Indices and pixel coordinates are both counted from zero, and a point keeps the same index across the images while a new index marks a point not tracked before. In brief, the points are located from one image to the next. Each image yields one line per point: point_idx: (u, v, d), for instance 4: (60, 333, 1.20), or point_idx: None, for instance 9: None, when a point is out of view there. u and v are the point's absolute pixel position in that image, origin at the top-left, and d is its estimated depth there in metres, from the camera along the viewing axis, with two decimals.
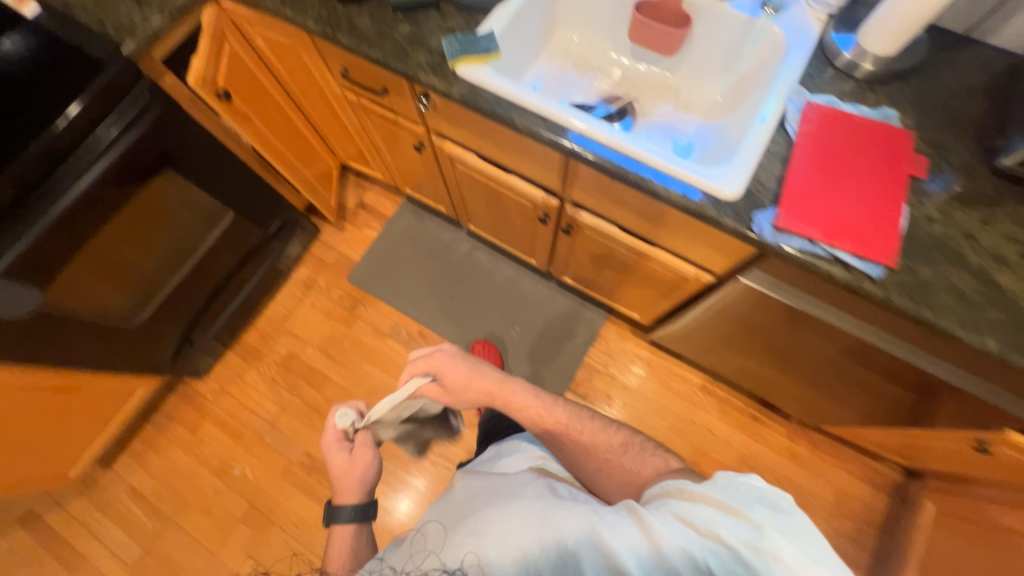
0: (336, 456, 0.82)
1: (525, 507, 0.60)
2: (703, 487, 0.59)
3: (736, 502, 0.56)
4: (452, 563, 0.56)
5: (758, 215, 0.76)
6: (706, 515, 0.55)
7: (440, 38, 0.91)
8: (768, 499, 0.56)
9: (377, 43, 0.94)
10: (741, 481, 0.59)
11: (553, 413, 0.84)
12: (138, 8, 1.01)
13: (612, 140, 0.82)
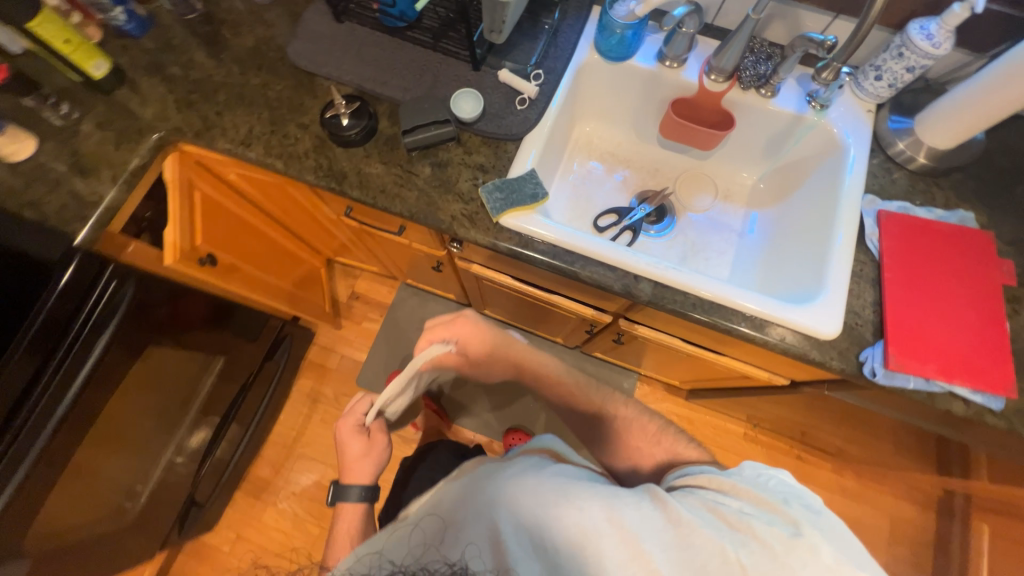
0: (353, 440, 0.79)
1: (558, 501, 0.53)
2: (730, 477, 0.61)
3: (771, 498, 0.56)
4: (453, 557, 0.50)
5: (865, 353, 0.71)
6: (740, 509, 0.56)
7: (477, 184, 0.78)
8: (797, 494, 0.57)
9: (397, 193, 0.80)
10: (769, 477, 0.60)
11: (583, 393, 0.83)
12: (84, 180, 0.81)
13: (693, 287, 0.74)
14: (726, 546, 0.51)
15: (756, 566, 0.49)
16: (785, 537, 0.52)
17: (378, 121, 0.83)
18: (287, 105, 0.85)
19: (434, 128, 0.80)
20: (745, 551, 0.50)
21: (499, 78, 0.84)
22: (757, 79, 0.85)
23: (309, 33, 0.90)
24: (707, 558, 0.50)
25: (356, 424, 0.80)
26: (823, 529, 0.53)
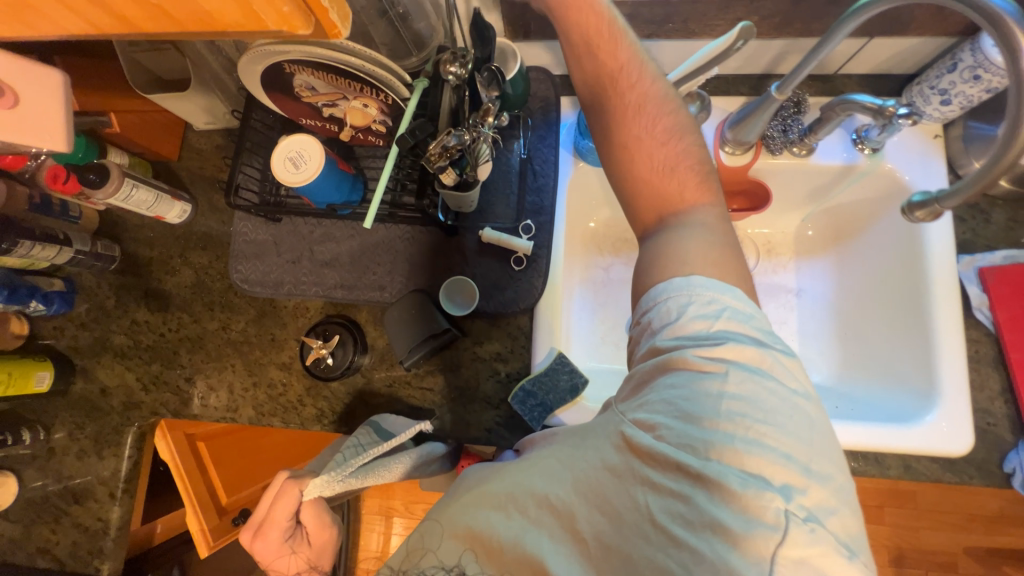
0: (280, 558, 0.63)
1: (490, 508, 0.45)
2: (675, 351, 0.46)
3: (707, 371, 0.43)
4: None
5: (1009, 460, 0.60)
6: (666, 408, 0.43)
7: (511, 390, 0.66)
8: (742, 355, 0.44)
9: (417, 418, 0.69)
10: (711, 299, 0.46)
11: (644, 89, 0.54)
12: (84, 507, 0.72)
13: None
14: (638, 487, 0.42)
15: (696, 514, 0.39)
16: (716, 447, 0.41)
17: (366, 335, 0.71)
18: (259, 345, 0.73)
19: (429, 342, 0.67)
20: (666, 490, 0.41)
21: (483, 240, 0.70)
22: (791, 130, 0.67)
23: (247, 247, 0.75)
24: (629, 514, 0.41)
25: (275, 539, 0.62)
26: (756, 407, 0.41)
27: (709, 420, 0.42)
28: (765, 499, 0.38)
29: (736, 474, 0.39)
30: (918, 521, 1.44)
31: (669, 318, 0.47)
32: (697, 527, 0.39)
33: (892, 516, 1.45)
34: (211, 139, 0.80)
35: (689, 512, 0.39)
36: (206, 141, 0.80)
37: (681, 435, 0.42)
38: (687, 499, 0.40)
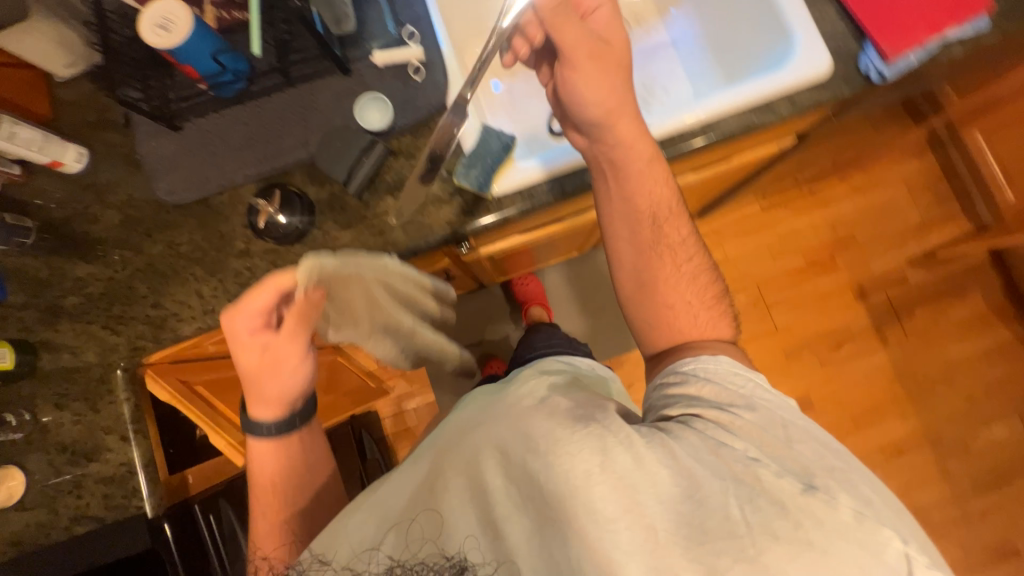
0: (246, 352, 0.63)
1: (536, 447, 0.50)
2: (736, 411, 0.57)
3: (763, 416, 0.56)
4: (448, 551, 0.48)
5: (863, 62, 0.72)
6: (748, 447, 0.53)
7: (449, 175, 0.72)
8: (761, 401, 0.59)
9: (384, 241, 0.73)
10: (737, 374, 0.61)
11: (674, 221, 0.68)
12: (101, 461, 0.71)
13: (680, 121, 0.72)
14: (736, 498, 0.48)
15: (807, 537, 0.45)
16: (765, 457, 0.52)
17: (309, 193, 0.73)
18: (212, 246, 0.74)
19: (365, 154, 0.71)
20: (724, 481, 0.49)
21: (377, 65, 0.74)
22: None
23: (160, 164, 0.75)
24: (730, 534, 0.46)
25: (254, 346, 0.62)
26: (828, 456, 0.52)
27: (757, 435, 0.55)
28: (795, 495, 0.48)
29: (779, 474, 0.50)
30: (863, 257, 1.64)
31: (707, 368, 0.62)
32: (760, 513, 0.47)
33: (842, 261, 1.64)
34: (80, 88, 0.78)
35: (797, 542, 0.45)
36: (75, 90, 0.78)
37: (732, 442, 0.54)
38: (751, 491, 0.48)
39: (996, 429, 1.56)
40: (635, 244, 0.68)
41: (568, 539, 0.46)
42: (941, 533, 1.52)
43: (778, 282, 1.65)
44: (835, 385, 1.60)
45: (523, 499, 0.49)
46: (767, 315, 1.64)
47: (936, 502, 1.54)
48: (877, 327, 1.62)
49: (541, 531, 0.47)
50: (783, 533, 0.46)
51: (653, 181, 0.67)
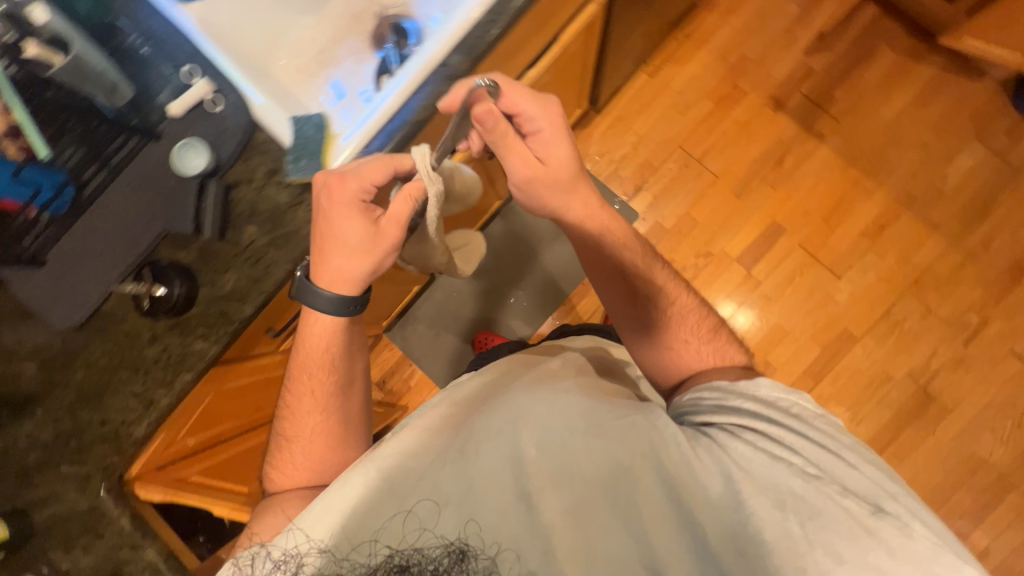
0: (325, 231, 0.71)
1: (587, 432, 0.66)
2: (785, 422, 0.66)
3: (820, 434, 0.65)
4: (450, 534, 0.61)
5: None
6: (807, 462, 0.63)
7: (287, 174, 0.73)
8: (830, 425, 0.67)
9: (263, 265, 0.75)
10: (784, 395, 0.69)
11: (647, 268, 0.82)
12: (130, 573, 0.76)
13: (467, 19, 0.74)
14: (794, 514, 0.59)
15: (854, 555, 0.56)
16: (807, 461, 0.63)
17: (177, 259, 0.75)
18: (121, 348, 0.76)
19: (203, 195, 0.73)
20: (768, 489, 0.60)
21: (178, 115, 0.75)
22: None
23: (37, 301, 0.77)
24: (788, 544, 0.57)
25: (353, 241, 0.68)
26: (881, 484, 0.61)
27: (812, 437, 0.65)
28: (846, 514, 0.58)
29: (842, 494, 0.60)
30: (762, 70, 1.62)
31: (770, 390, 0.70)
32: (791, 504, 0.59)
33: (746, 83, 1.63)
34: None
35: (837, 553, 0.56)
36: None
37: (780, 453, 0.64)
38: (790, 492, 0.60)
39: (961, 162, 1.54)
40: (623, 298, 0.82)
41: (592, 529, 0.61)
42: (954, 281, 1.52)
43: (697, 133, 1.64)
44: (795, 198, 1.59)
45: (562, 487, 0.63)
46: (703, 168, 1.62)
47: (937, 256, 1.53)
48: (807, 127, 1.60)
49: (565, 515, 0.61)
50: (795, 523, 0.58)
51: (608, 240, 0.81)
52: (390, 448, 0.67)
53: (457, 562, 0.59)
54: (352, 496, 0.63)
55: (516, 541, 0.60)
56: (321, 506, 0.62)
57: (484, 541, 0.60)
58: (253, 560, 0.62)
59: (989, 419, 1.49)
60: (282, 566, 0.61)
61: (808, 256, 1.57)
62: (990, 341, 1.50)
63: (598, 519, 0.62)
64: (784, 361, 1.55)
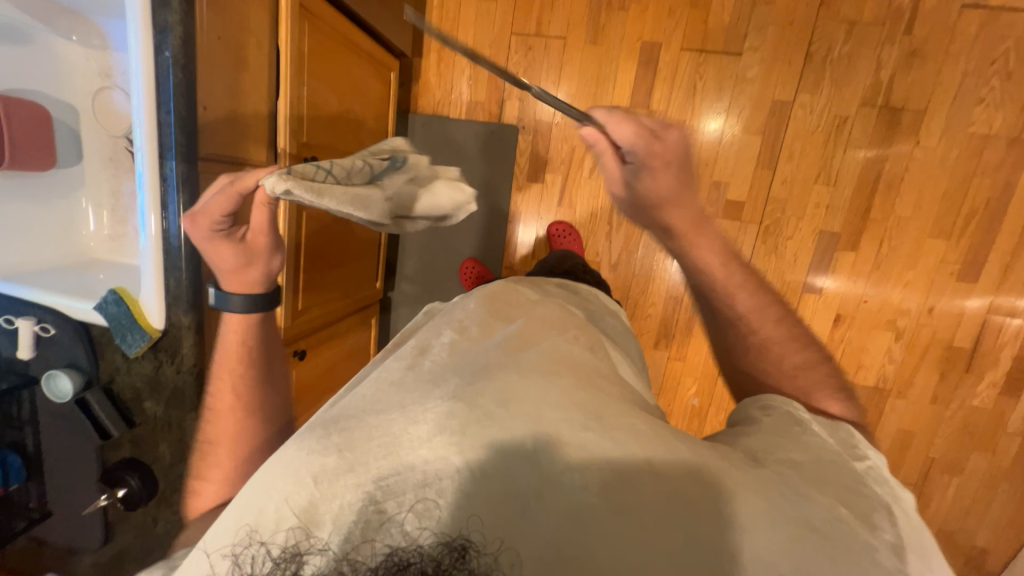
0: (216, 251, 0.70)
1: (589, 425, 0.52)
2: (834, 451, 0.55)
3: (873, 478, 0.53)
4: (440, 526, 0.46)
5: None
6: (861, 496, 0.50)
7: (127, 353, 0.78)
8: (885, 484, 0.52)
9: (175, 427, 0.83)
10: (834, 431, 0.58)
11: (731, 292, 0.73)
12: None
13: (148, 127, 0.70)
14: (853, 535, 0.45)
15: None
16: (836, 496, 0.49)
17: (118, 460, 0.85)
18: (141, 538, 0.90)
19: (90, 407, 0.80)
20: (792, 518, 0.46)
21: (33, 357, 0.82)
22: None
23: (68, 541, 0.92)
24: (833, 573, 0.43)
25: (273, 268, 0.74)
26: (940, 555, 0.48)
27: (852, 479, 0.51)
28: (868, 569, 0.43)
29: (867, 544, 0.45)
30: None
31: (808, 425, 0.58)
32: (811, 541, 0.44)
33: None
34: (10, 556, 0.98)
35: None
36: (11, 560, 0.98)
37: (810, 488, 0.49)
38: (833, 529, 0.45)
39: None
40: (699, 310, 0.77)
41: (622, 507, 0.47)
42: None
43: (518, 9, 1.47)
44: (653, 5, 1.40)
45: (564, 484, 0.48)
46: (547, 39, 1.47)
47: None
48: None
49: (581, 482, 0.48)
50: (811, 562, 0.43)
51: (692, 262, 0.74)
52: (374, 418, 0.54)
53: (459, 563, 0.44)
54: (330, 475, 0.48)
55: (516, 519, 0.46)
56: (294, 483, 0.48)
57: (489, 539, 0.45)
58: (245, 551, 0.47)
59: (974, 91, 1.30)
60: (280, 566, 0.45)
61: (698, 53, 1.40)
62: (935, 10, 1.28)
63: (612, 514, 0.46)
64: (731, 170, 1.46)
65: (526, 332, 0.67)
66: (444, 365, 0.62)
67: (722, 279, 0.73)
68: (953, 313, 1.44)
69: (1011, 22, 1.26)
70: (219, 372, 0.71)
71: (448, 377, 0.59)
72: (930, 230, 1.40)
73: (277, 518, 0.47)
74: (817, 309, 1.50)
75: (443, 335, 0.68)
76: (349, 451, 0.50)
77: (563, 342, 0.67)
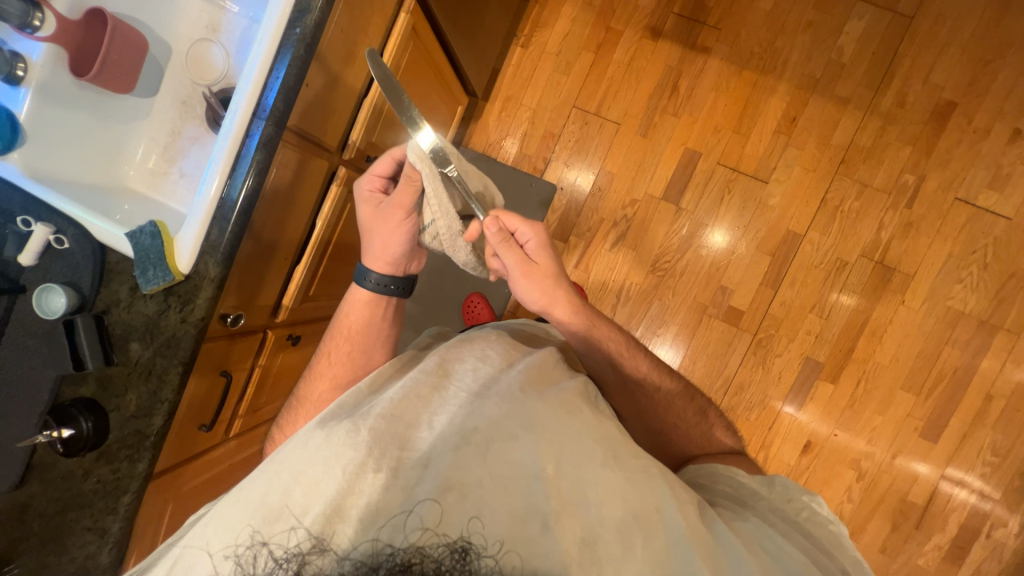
0: (363, 207, 0.78)
1: (607, 461, 0.51)
2: (784, 507, 0.61)
3: (820, 530, 0.59)
4: (453, 536, 0.46)
5: None
6: (815, 549, 0.56)
7: (141, 288, 0.75)
8: (831, 537, 0.59)
9: (155, 377, 0.77)
10: (784, 490, 0.63)
11: (631, 358, 0.82)
12: None
13: (253, 86, 0.73)
14: None
15: None
16: (803, 549, 0.54)
17: (76, 397, 0.78)
18: (57, 493, 0.78)
19: (73, 334, 0.75)
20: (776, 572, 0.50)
21: (33, 264, 0.78)
22: (31, 5, 0.79)
23: None
24: None
25: (397, 246, 0.77)
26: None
27: (810, 538, 0.57)
28: None
29: None
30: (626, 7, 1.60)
31: (756, 490, 0.64)
32: None
33: (617, 24, 1.61)
34: None
35: None
36: None
37: (785, 543, 0.54)
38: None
39: (852, 28, 1.50)
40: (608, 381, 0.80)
41: (633, 553, 0.47)
42: (880, 148, 1.49)
43: (585, 88, 1.62)
44: (701, 119, 1.57)
45: (578, 517, 0.48)
46: (603, 120, 1.61)
47: (857, 129, 1.50)
48: (688, 44, 1.57)
49: (597, 522, 0.48)
50: None
51: (605, 330, 0.82)
52: (395, 422, 0.55)
53: (460, 565, 0.45)
54: (347, 477, 0.50)
55: (528, 548, 0.46)
56: (313, 476, 0.50)
57: (491, 542, 0.46)
58: (248, 550, 0.48)
59: (956, 271, 1.47)
60: (282, 566, 0.47)
61: (731, 171, 1.56)
62: (933, 196, 1.48)
63: (621, 556, 0.47)
64: (739, 280, 1.56)
65: (545, 368, 0.63)
66: (469, 374, 0.62)
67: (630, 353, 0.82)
68: (913, 466, 1.51)
69: (991, 224, 1.46)
70: (344, 339, 0.77)
71: (467, 395, 0.58)
72: (902, 383, 1.50)
73: (290, 509, 0.49)
74: (790, 431, 1.55)
75: (467, 360, 0.64)
76: (370, 448, 0.52)
77: (584, 377, 0.67)
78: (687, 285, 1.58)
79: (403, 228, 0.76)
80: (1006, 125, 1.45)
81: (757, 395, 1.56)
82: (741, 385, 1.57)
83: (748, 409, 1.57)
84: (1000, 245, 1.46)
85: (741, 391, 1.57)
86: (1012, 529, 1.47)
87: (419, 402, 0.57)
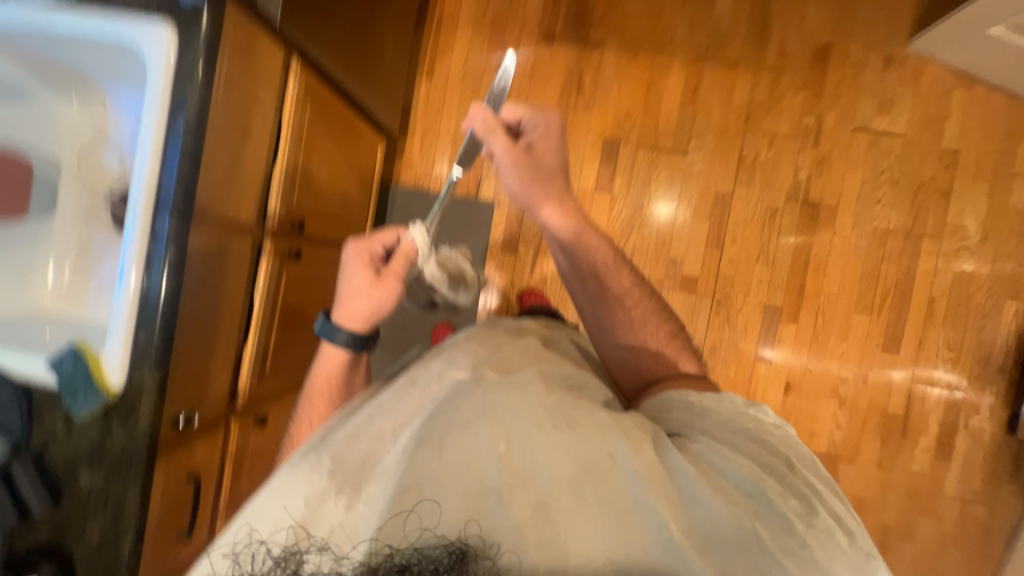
0: (352, 272, 0.79)
1: (559, 426, 0.53)
2: (734, 417, 0.63)
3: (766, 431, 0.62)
4: (421, 527, 0.47)
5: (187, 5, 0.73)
6: (762, 451, 0.58)
7: (78, 415, 0.72)
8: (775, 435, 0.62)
9: (113, 502, 0.73)
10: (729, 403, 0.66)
11: (616, 273, 0.90)
12: None
13: (149, 182, 0.72)
14: (774, 490, 0.53)
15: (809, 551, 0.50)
16: (751, 457, 0.57)
17: (33, 544, 0.73)
18: None
19: (15, 481, 0.71)
20: (725, 486, 0.53)
21: None
22: None
23: None
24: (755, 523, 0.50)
25: (386, 314, 0.79)
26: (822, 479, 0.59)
27: (759, 441, 0.59)
28: (790, 513, 0.51)
29: (784, 493, 0.53)
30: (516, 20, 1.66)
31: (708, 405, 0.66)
32: (745, 506, 0.51)
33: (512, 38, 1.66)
34: None
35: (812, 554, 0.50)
36: None
37: (730, 454, 0.57)
38: (758, 489, 0.53)
39: None
40: (586, 287, 0.90)
41: (593, 503, 0.49)
42: (777, 98, 1.60)
43: None
44: (612, 108, 1.64)
45: (536, 483, 0.49)
46: None
47: (752, 86, 1.60)
48: (582, 42, 1.64)
49: (556, 483, 0.50)
50: (757, 529, 0.50)
51: (593, 238, 0.89)
52: (355, 440, 0.55)
53: (458, 565, 0.46)
54: (311, 496, 0.50)
55: (495, 521, 0.47)
56: (275, 503, 0.50)
57: (481, 540, 0.47)
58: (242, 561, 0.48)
59: (872, 194, 1.58)
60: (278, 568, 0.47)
61: (652, 150, 1.63)
62: (834, 130, 1.59)
63: (577, 510, 0.49)
64: (685, 248, 1.62)
65: (498, 358, 0.65)
66: (422, 388, 0.61)
67: (615, 270, 0.90)
68: (883, 379, 1.59)
69: (889, 143, 1.58)
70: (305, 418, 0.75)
71: (424, 400, 0.59)
72: (855, 306, 1.59)
73: (268, 527, 0.49)
74: (769, 378, 1.61)
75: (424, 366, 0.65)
76: (329, 473, 0.51)
77: (540, 357, 0.68)
78: (641, 265, 1.63)
79: (394, 297, 0.78)
80: (878, 53, 1.58)
81: (730, 352, 1.62)
82: (714, 346, 1.62)
83: (725, 367, 1.62)
84: (903, 160, 1.58)
85: (714, 352, 1.62)
86: (985, 414, 1.57)
87: (378, 415, 0.58)
